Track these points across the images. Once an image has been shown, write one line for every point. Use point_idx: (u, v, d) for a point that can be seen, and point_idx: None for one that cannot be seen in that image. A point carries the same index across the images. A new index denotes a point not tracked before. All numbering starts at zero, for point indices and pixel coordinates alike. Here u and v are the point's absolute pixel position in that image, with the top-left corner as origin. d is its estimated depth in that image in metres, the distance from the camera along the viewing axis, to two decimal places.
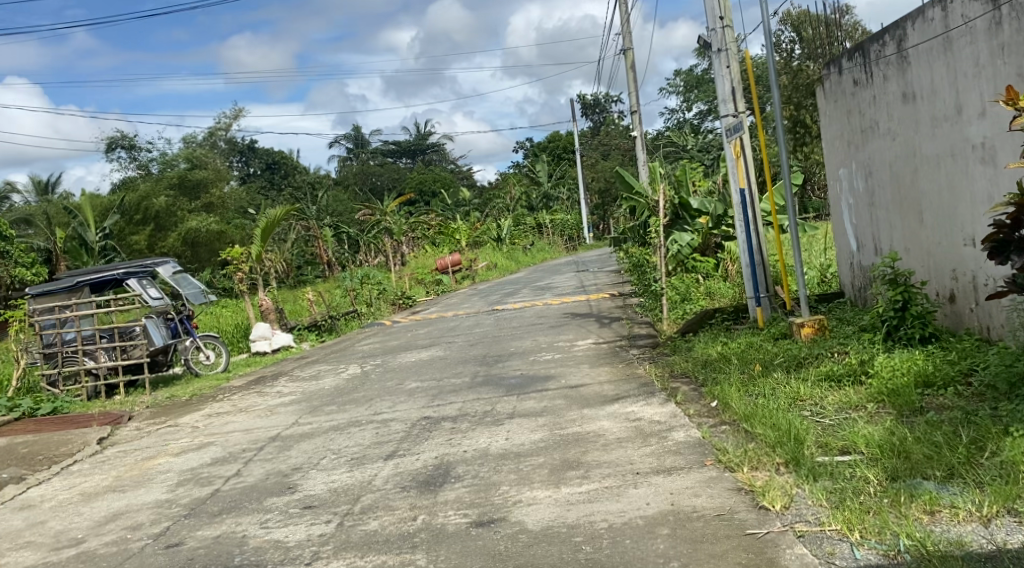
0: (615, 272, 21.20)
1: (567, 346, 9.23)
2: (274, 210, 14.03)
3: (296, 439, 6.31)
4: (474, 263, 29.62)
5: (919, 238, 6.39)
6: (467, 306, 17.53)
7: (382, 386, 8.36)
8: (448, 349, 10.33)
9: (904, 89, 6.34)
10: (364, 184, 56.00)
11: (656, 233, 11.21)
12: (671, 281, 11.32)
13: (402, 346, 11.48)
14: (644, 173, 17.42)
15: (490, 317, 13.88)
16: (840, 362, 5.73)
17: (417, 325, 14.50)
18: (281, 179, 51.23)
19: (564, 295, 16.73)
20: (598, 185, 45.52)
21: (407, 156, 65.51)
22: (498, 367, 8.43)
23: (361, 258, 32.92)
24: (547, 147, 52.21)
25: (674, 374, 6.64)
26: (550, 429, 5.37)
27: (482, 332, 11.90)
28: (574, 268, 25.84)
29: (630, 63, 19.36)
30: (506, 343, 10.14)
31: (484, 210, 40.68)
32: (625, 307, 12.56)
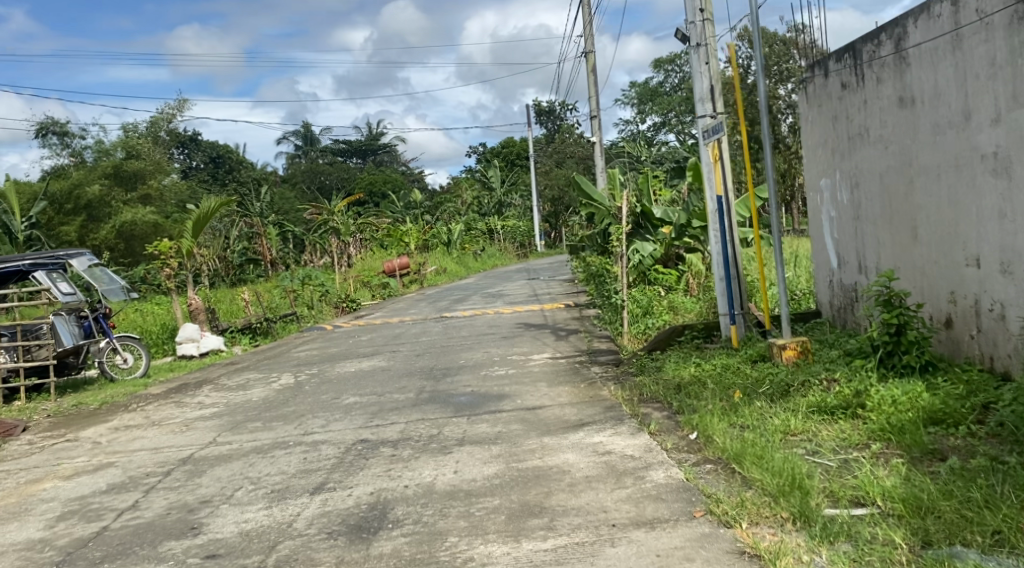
0: (568, 281, 20.65)
1: (521, 360, 8.54)
2: (208, 202, 13.03)
3: (211, 463, 5.47)
4: (423, 268, 28.82)
5: (912, 257, 5.85)
6: (414, 312, 16.76)
7: (317, 400, 7.54)
8: (392, 360, 9.53)
9: (901, 93, 5.81)
10: (312, 183, 54.67)
11: (618, 243, 10.60)
12: (633, 293, 10.75)
13: (342, 354, 10.65)
14: (602, 182, 16.92)
15: (438, 325, 13.11)
16: (831, 392, 5.14)
17: (361, 331, 13.66)
18: (226, 174, 49.62)
19: (516, 304, 16.06)
20: (551, 192, 45.11)
21: (358, 156, 64.28)
22: (446, 383, 7.67)
23: (306, 258, 31.81)
24: (501, 152, 51.65)
25: (643, 397, 5.99)
26: (505, 461, 4.66)
27: (429, 341, 11.13)
28: (526, 276, 25.21)
29: (590, 67, 18.84)
30: (456, 355, 9.41)
31: (434, 213, 39.89)
32: (582, 319, 11.94)
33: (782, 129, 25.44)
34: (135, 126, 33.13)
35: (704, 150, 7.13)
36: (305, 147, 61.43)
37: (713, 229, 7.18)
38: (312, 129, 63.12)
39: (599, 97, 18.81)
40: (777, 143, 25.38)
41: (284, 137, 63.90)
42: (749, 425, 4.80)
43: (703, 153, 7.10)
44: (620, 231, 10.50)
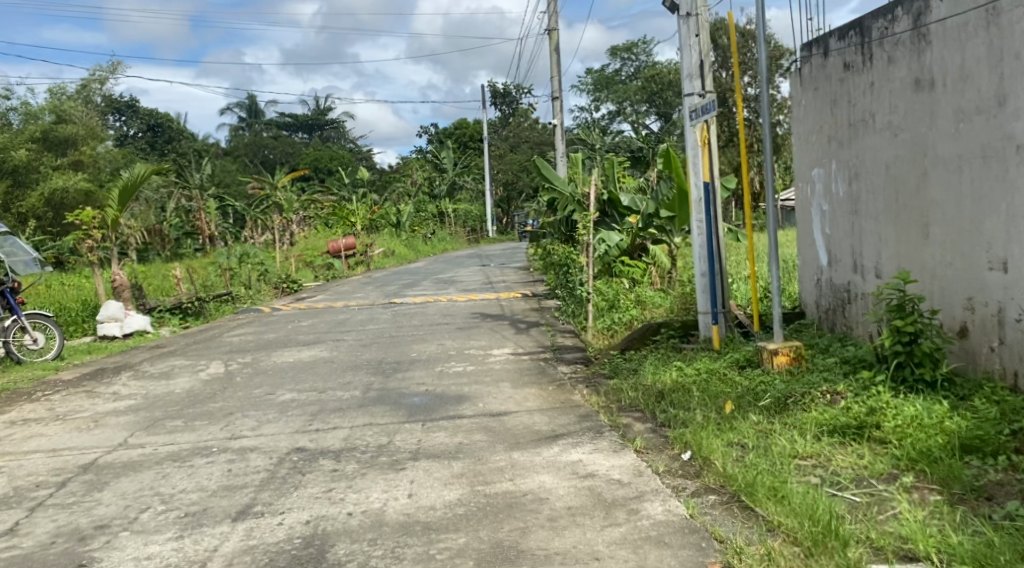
0: (520, 269, 20.01)
1: (479, 356, 7.83)
2: (137, 169, 11.92)
3: (117, 471, 4.61)
4: (371, 249, 27.90)
5: (920, 257, 5.31)
6: (360, 295, 15.90)
7: (251, 396, 6.69)
8: (336, 350, 8.70)
9: (918, 75, 5.23)
10: (256, 157, 52.89)
11: (586, 231, 9.94)
12: (598, 286, 10.14)
13: (281, 341, 9.78)
14: (561, 166, 16.29)
15: (385, 312, 12.28)
16: (838, 406, 4.56)
17: (303, 315, 12.75)
18: (164, 143, 47.58)
19: (469, 291, 15.35)
20: (503, 177, 44.46)
21: (304, 132, 62.50)
22: (397, 380, 6.89)
23: (247, 235, 30.49)
24: (453, 134, 50.70)
25: (621, 404, 5.33)
26: (470, 482, 3.94)
27: (377, 330, 10.31)
28: (478, 262, 24.53)
29: (553, 46, 18.16)
30: (406, 346, 8.65)
31: (383, 194, 38.82)
32: (541, 310, 11.29)
33: (740, 122, 25.21)
34: (65, 89, 31.23)
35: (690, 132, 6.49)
36: (250, 120, 59.44)
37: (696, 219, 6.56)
38: (257, 101, 61.14)
39: (560, 79, 18.12)
40: (733, 135, 25.15)
41: (227, 108, 61.72)
42: (752, 444, 4.16)
43: (689, 135, 6.46)
44: (588, 219, 9.86)
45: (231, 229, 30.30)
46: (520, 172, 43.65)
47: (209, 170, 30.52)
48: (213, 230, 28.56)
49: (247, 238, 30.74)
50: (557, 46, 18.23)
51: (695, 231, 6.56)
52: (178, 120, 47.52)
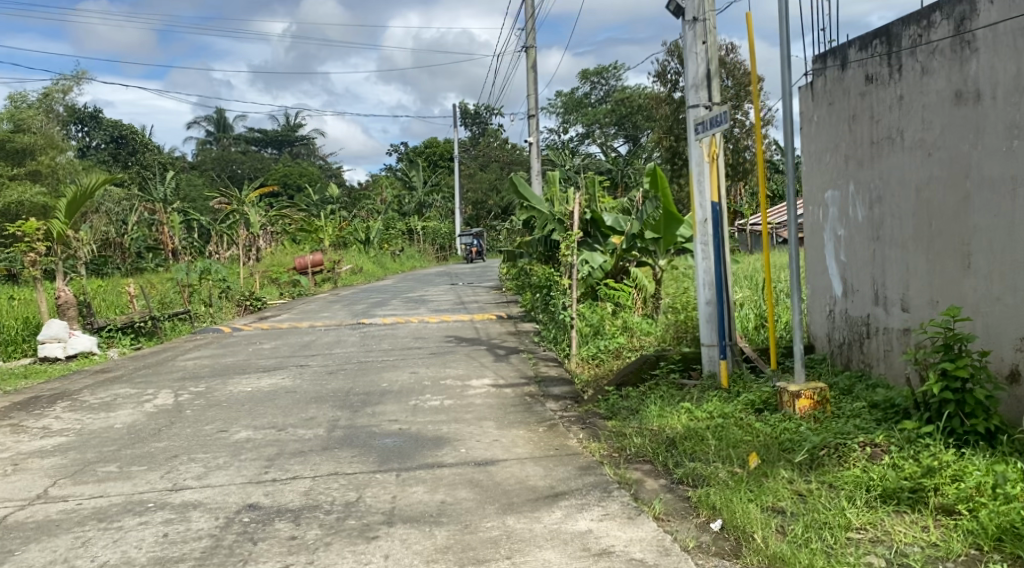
0: (492, 289, 19.36)
1: (457, 387, 7.12)
2: (87, 179, 11.08)
3: (29, 536, 3.83)
4: (338, 266, 27.13)
5: (961, 290, 4.74)
6: (327, 315, 15.11)
7: (199, 434, 5.90)
8: (298, 379, 7.93)
9: (960, 87, 4.69)
10: (222, 171, 51.77)
11: (568, 251, 9.30)
12: (581, 310, 9.51)
13: (239, 366, 8.97)
14: (538, 185, 15.73)
15: (353, 334, 11.52)
16: (882, 464, 3.96)
17: (264, 336, 11.94)
18: (128, 155, 46.37)
19: (440, 312, 14.64)
20: (475, 195, 43.93)
21: (272, 146, 61.50)
22: (367, 415, 6.18)
23: (211, 250, 29.46)
24: (424, 151, 50.13)
25: (626, 453, 4.68)
26: (459, 559, 3.26)
27: (344, 355, 9.54)
28: (449, 281, 23.86)
29: (531, 62, 17.65)
30: (377, 375, 7.91)
31: (352, 210, 38.01)
32: (520, 334, 10.63)
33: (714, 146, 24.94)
34: (23, 97, 30.07)
35: (696, 148, 5.92)
36: (217, 133, 58.33)
37: (700, 243, 5.98)
38: (225, 114, 60.10)
39: (537, 96, 17.61)
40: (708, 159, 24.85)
41: (194, 121, 60.57)
42: (793, 512, 3.56)
43: (693, 150, 5.91)
44: (571, 239, 9.21)
45: (194, 244, 29.33)
46: (491, 191, 43.20)
47: (172, 183, 29.57)
48: (176, 244, 27.58)
49: (212, 253, 29.73)
50: (534, 61, 17.71)
51: (701, 257, 5.99)
52: (142, 131, 46.37)
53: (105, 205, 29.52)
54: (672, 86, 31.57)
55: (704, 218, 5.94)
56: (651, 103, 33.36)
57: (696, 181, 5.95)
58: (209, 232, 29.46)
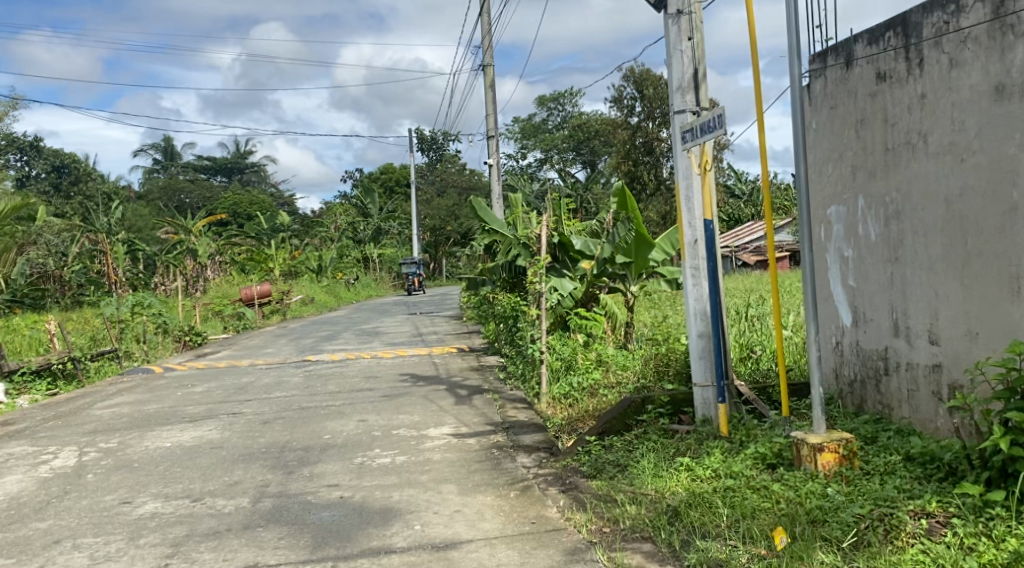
0: (450, 319, 18.42)
1: (412, 438, 6.19)
2: None
3: None
4: (288, 297, 25.95)
5: (1012, 319, 4.00)
6: (271, 351, 14.02)
7: (95, 507, 4.84)
8: (228, 432, 6.88)
9: (1001, 80, 4.02)
10: (170, 200, 50.08)
11: (536, 279, 8.45)
12: (551, 343, 8.64)
13: (163, 416, 7.88)
14: (499, 208, 14.92)
15: (297, 374, 10.45)
16: (951, 544, 3.16)
17: (199, 378, 10.80)
18: (71, 185, 44.54)
19: (395, 346, 13.66)
20: (431, 223, 43.05)
21: (222, 174, 59.94)
22: (303, 478, 5.21)
23: (155, 282, 27.98)
24: (380, 178, 49.13)
25: (620, 527, 3.82)
26: None
27: (285, 400, 8.50)
28: (405, 311, 22.88)
29: (489, 81, 16.93)
30: (320, 425, 6.92)
31: (304, 239, 36.80)
32: (483, 370, 9.73)
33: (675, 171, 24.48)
34: None
35: (684, 159, 5.15)
36: (165, 162, 56.60)
37: (690, 268, 5.20)
38: (173, 143, 58.45)
39: (496, 115, 16.87)
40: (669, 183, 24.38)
41: (140, 149, 58.78)
42: None
43: (681, 161, 5.14)
44: (540, 265, 8.37)
45: (138, 275, 27.88)
46: (447, 218, 42.38)
47: (116, 213, 28.19)
48: (118, 275, 26.13)
49: (158, 284, 28.26)
50: (492, 81, 16.98)
51: (691, 283, 5.20)
52: (84, 160, 44.67)
53: (44, 236, 27.97)
54: (627, 111, 31.19)
55: (693, 239, 5.17)
56: (606, 129, 33.01)
57: (684, 196, 5.18)
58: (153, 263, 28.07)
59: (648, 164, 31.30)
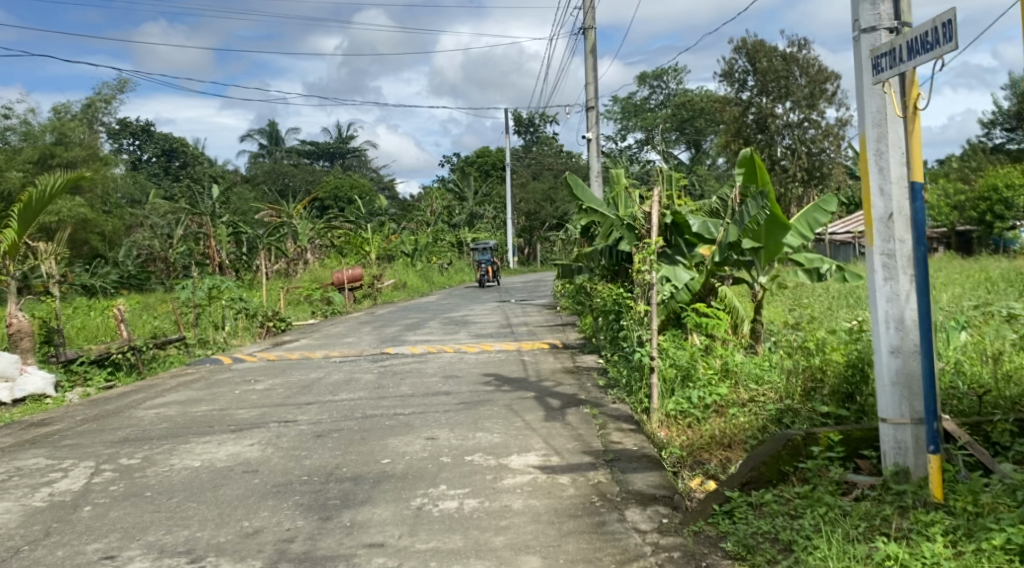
0: (544, 308, 17.06)
1: (488, 471, 4.84)
2: (51, 176, 9.05)
3: None
4: (378, 281, 25.13)
5: None
6: (351, 340, 13.00)
7: (67, 563, 3.67)
8: (269, 449, 5.69)
9: None
10: (274, 184, 50.66)
11: (646, 267, 6.94)
12: (664, 345, 7.12)
13: (208, 421, 6.81)
14: (598, 186, 13.45)
15: (369, 372, 9.25)
16: None
17: (265, 371, 9.76)
18: (180, 169, 45.38)
19: (482, 337, 12.41)
20: (527, 206, 41.74)
21: (324, 159, 60.55)
22: (342, 530, 3.93)
23: (258, 264, 27.87)
24: (475, 161, 48.14)
25: None
26: None
27: (348, 404, 7.29)
28: (498, 297, 21.68)
29: (589, 46, 15.38)
30: (378, 444, 5.66)
31: (400, 222, 36.19)
32: (580, 372, 8.31)
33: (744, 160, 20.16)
34: (69, 107, 28.81)
35: (874, 99, 3.74)
36: (269, 146, 57.37)
37: (880, 254, 3.76)
38: (277, 128, 59.22)
39: (597, 85, 15.31)
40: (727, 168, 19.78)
41: (246, 135, 59.90)
42: None
43: (871, 101, 3.74)
44: (652, 250, 6.87)
45: (241, 258, 27.80)
46: (543, 201, 41.02)
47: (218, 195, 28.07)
48: (219, 257, 25.98)
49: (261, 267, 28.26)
50: (593, 45, 15.44)
51: (881, 276, 3.75)
52: (193, 145, 45.42)
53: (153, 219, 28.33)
54: (738, 86, 28.94)
55: (886, 214, 3.74)
56: (712, 105, 30.83)
57: (874, 152, 3.76)
58: (252, 244, 27.87)
59: (759, 142, 28.83)
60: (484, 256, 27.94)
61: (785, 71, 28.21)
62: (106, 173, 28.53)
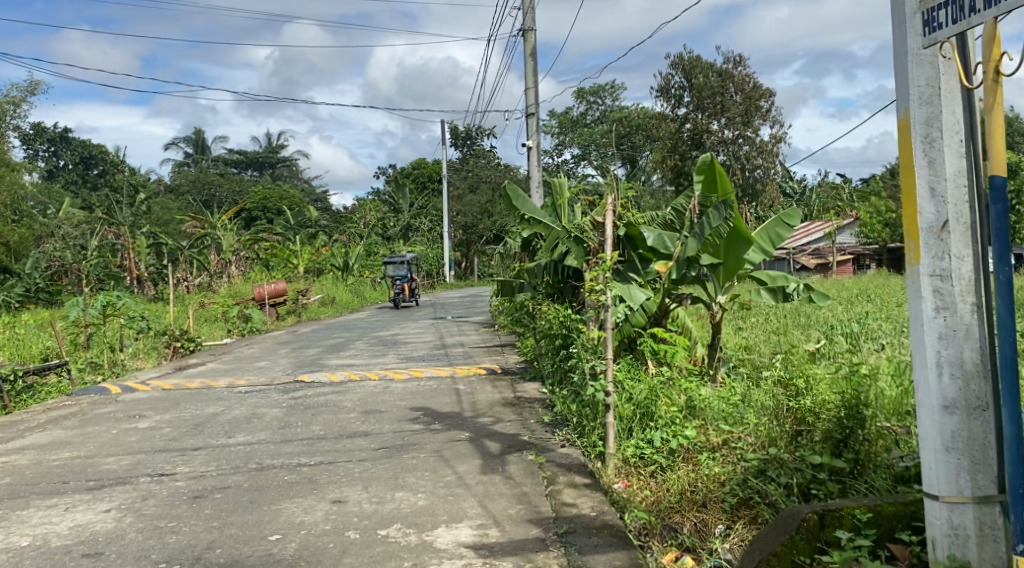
0: (481, 326, 15.94)
1: (407, 555, 3.73)
2: None
3: None
4: (305, 297, 23.63)
5: None
6: (266, 364, 11.65)
7: None
8: (128, 519, 4.45)
9: None
10: (199, 194, 48.26)
11: (599, 286, 5.92)
12: (619, 376, 6.11)
13: (63, 476, 5.48)
14: (539, 198, 12.48)
15: (277, 406, 7.98)
16: None
17: (156, 405, 8.39)
18: (98, 177, 42.79)
19: (412, 360, 11.22)
20: (463, 220, 40.59)
21: (253, 169, 58.39)
22: None
23: (179, 277, 26.01)
24: (411, 173, 46.87)
25: None
26: None
27: (244, 450, 6.05)
28: (432, 314, 20.48)
29: (529, 50, 14.44)
30: (269, 512, 4.47)
31: (332, 234, 34.78)
32: (522, 406, 7.23)
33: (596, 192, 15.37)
34: None
35: (922, 68, 2.81)
36: (196, 155, 54.93)
37: (929, 274, 2.81)
38: (204, 136, 56.76)
39: (537, 90, 14.37)
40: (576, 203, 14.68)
41: (171, 143, 57.30)
42: None
43: (918, 72, 2.80)
44: (607, 266, 5.85)
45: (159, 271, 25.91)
46: (480, 215, 39.95)
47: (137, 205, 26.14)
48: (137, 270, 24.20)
49: (182, 280, 26.52)
50: (533, 49, 14.49)
51: (930, 305, 2.81)
52: (114, 152, 42.84)
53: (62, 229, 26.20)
54: (675, 102, 28.52)
55: (937, 222, 2.80)
56: (650, 121, 30.38)
57: (922, 139, 2.81)
58: (173, 257, 25.99)
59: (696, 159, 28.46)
60: (402, 271, 25.04)
61: (722, 88, 27.90)
62: (9, 179, 26.27)
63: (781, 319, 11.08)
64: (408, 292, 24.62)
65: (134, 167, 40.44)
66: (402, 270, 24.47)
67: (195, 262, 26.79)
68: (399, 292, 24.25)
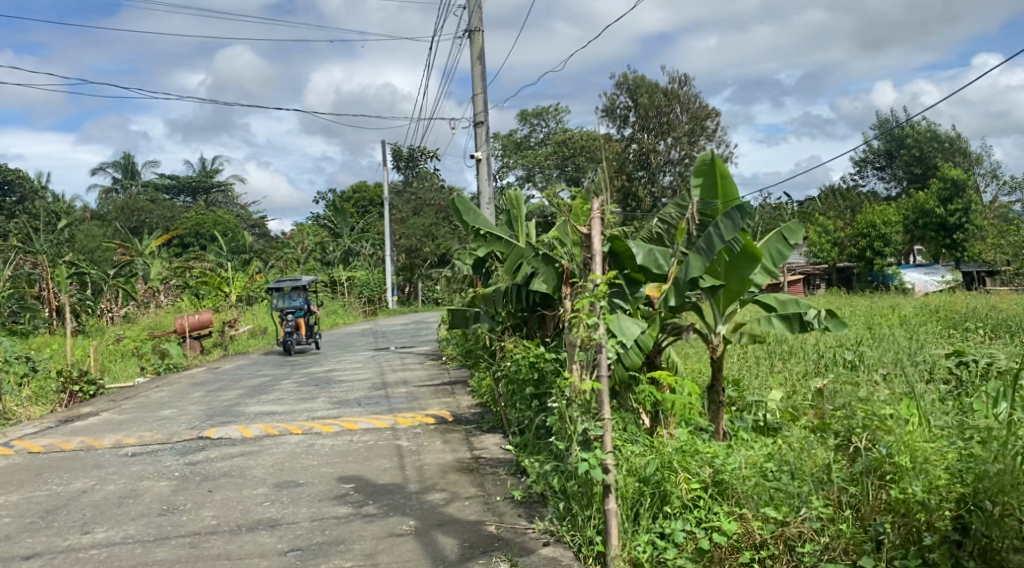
0: (427, 359, 14.21)
1: None
2: None
3: None
4: (234, 329, 21.54)
5: None
6: (171, 415, 9.69)
7: None
8: None
9: None
10: (127, 221, 45.33)
11: (585, 317, 4.33)
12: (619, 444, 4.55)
13: None
14: (493, 216, 10.91)
15: (166, 477, 6.18)
16: None
17: (9, 478, 6.47)
18: (14, 204, 39.66)
19: (346, 406, 9.44)
20: (407, 243, 38.84)
21: (187, 194, 55.58)
22: None
23: (100, 308, 23.55)
24: (351, 197, 44.97)
25: None
26: None
27: (98, 558, 4.30)
28: (373, 345, 18.63)
29: (477, 52, 12.98)
30: None
31: (267, 260, 32.63)
32: (483, 473, 5.58)
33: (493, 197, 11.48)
34: None
35: None
36: (124, 181, 51.86)
37: None
38: (132, 161, 53.77)
39: (486, 96, 12.87)
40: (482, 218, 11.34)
41: (98, 168, 54.13)
42: None
43: None
44: (600, 292, 4.28)
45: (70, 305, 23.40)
46: (424, 238, 38.19)
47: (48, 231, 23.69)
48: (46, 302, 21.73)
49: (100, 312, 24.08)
50: (481, 51, 13.04)
51: None
52: (33, 177, 39.93)
53: None
54: (621, 122, 27.41)
55: None
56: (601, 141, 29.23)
57: None
58: (91, 286, 23.54)
59: (643, 179, 27.36)
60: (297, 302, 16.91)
61: (669, 107, 26.90)
62: None
63: (761, 358, 9.71)
64: (305, 331, 17.31)
65: (54, 194, 37.53)
66: (297, 300, 16.96)
67: (120, 292, 24.38)
68: (292, 333, 16.98)
